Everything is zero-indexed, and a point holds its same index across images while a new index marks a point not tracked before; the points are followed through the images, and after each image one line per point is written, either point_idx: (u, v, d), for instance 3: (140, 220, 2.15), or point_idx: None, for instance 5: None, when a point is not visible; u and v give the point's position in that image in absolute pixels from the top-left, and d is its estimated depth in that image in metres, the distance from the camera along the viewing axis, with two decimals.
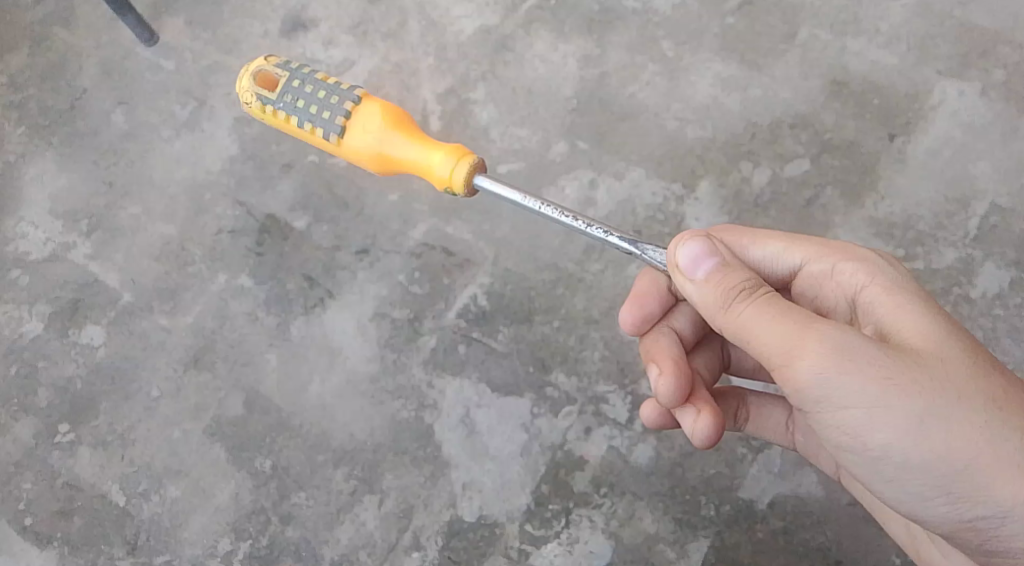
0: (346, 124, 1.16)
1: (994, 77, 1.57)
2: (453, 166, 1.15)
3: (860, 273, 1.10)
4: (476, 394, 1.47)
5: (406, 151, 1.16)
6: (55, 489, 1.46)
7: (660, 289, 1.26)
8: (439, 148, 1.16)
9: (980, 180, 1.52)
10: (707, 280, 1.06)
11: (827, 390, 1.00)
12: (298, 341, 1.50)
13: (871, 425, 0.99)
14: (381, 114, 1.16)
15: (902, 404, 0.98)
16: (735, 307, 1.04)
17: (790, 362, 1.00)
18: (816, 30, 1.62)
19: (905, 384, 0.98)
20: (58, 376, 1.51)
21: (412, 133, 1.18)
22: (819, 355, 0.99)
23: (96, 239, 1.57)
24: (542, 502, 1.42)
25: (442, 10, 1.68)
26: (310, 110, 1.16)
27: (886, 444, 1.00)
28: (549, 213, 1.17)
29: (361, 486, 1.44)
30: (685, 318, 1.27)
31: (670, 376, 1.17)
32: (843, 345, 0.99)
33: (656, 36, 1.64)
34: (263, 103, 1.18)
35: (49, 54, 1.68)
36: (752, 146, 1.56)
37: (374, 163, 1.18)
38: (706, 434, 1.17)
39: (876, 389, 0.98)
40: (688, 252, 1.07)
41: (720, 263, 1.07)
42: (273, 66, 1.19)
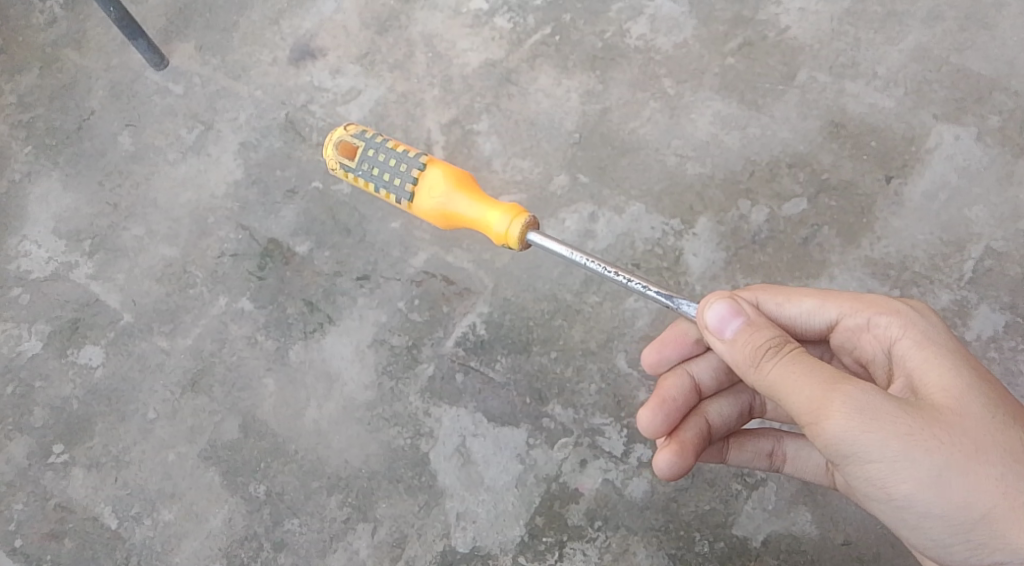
0: (415, 190, 1.27)
1: (990, 123, 1.59)
2: (510, 222, 1.24)
3: (894, 327, 1.14)
4: (472, 423, 1.47)
5: (467, 210, 1.26)
6: (48, 509, 1.45)
7: (684, 336, 1.32)
8: (496, 207, 1.25)
9: (976, 224, 1.54)
10: (734, 340, 1.13)
11: (852, 446, 1.05)
12: (296, 366, 1.51)
13: (895, 478, 1.05)
14: (445, 180, 1.26)
15: (924, 459, 1.03)
16: (764, 365, 1.10)
17: (816, 420, 1.06)
18: (815, 72, 1.65)
19: (927, 439, 1.04)
20: (54, 396, 1.50)
21: (473, 192, 1.27)
22: (844, 414, 1.04)
23: (97, 260, 1.57)
24: (537, 534, 1.42)
25: (447, 43, 1.70)
26: (384, 178, 1.28)
27: (908, 495, 1.05)
28: (594, 267, 1.26)
29: (355, 514, 1.43)
30: (708, 366, 1.32)
31: (646, 409, 1.30)
32: (868, 404, 1.04)
33: (659, 74, 1.66)
34: (345, 170, 1.30)
35: (57, 75, 1.69)
36: (750, 184, 1.58)
37: (440, 222, 1.29)
38: (664, 469, 1.27)
39: (899, 444, 1.04)
40: (715, 314, 1.14)
41: (746, 322, 1.13)
42: (351, 137, 1.30)
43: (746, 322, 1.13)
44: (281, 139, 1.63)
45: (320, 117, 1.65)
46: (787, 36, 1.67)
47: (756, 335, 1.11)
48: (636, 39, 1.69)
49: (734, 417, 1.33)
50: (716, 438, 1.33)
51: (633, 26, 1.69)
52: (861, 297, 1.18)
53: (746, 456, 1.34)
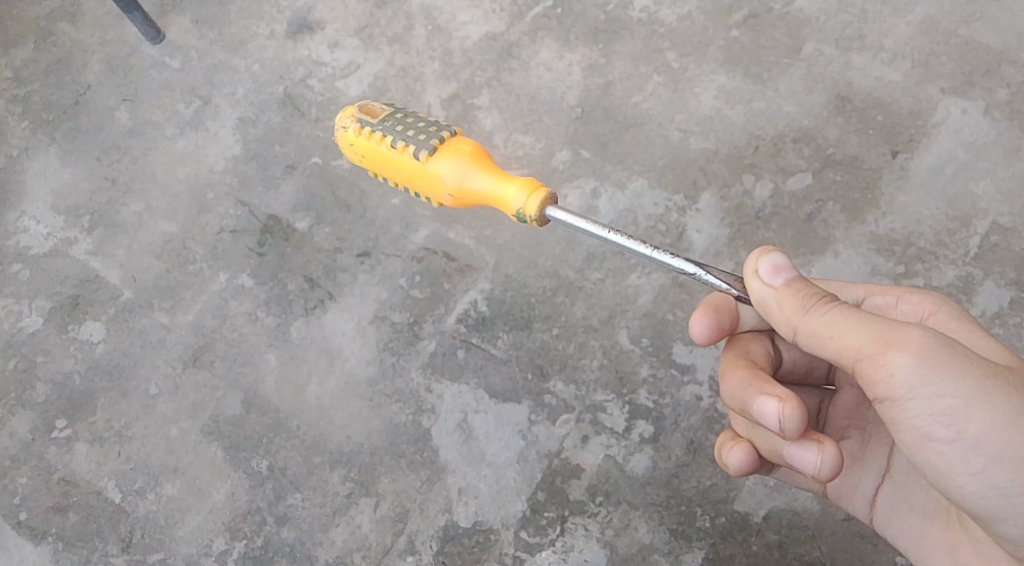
0: (438, 146, 1.21)
1: (997, 96, 1.57)
2: (527, 198, 1.18)
3: (927, 304, 1.16)
4: (474, 399, 1.47)
5: (481, 183, 1.20)
6: (51, 484, 1.45)
7: (727, 305, 1.21)
8: (515, 182, 1.19)
9: (982, 199, 1.52)
10: (785, 287, 1.07)
11: (922, 383, 0.98)
12: (298, 342, 1.50)
13: (966, 418, 0.98)
14: (472, 147, 1.21)
15: (998, 398, 0.97)
16: (819, 308, 1.04)
17: (884, 352, 0.99)
18: (821, 45, 1.63)
19: (1001, 380, 0.98)
20: (56, 371, 1.50)
21: (491, 170, 1.22)
22: (917, 346, 0.98)
23: (97, 235, 1.57)
24: (538, 509, 1.42)
25: (448, 16, 1.68)
26: (406, 133, 1.22)
27: (981, 436, 0.98)
28: (617, 239, 1.17)
29: (357, 489, 1.43)
30: (761, 349, 1.22)
31: (798, 400, 1.06)
32: (939, 339, 0.99)
33: (662, 47, 1.64)
34: (362, 126, 1.24)
35: (55, 50, 1.68)
36: (754, 159, 1.57)
37: (450, 190, 1.21)
38: (835, 463, 1.07)
39: (973, 382, 0.98)
40: (768, 261, 1.08)
41: (795, 275, 1.09)
42: (380, 104, 1.27)
43: (796, 271, 1.09)
44: (280, 113, 1.62)
45: (319, 91, 1.63)
46: (792, 8, 1.65)
47: (807, 285, 1.07)
48: (640, 12, 1.67)
49: None
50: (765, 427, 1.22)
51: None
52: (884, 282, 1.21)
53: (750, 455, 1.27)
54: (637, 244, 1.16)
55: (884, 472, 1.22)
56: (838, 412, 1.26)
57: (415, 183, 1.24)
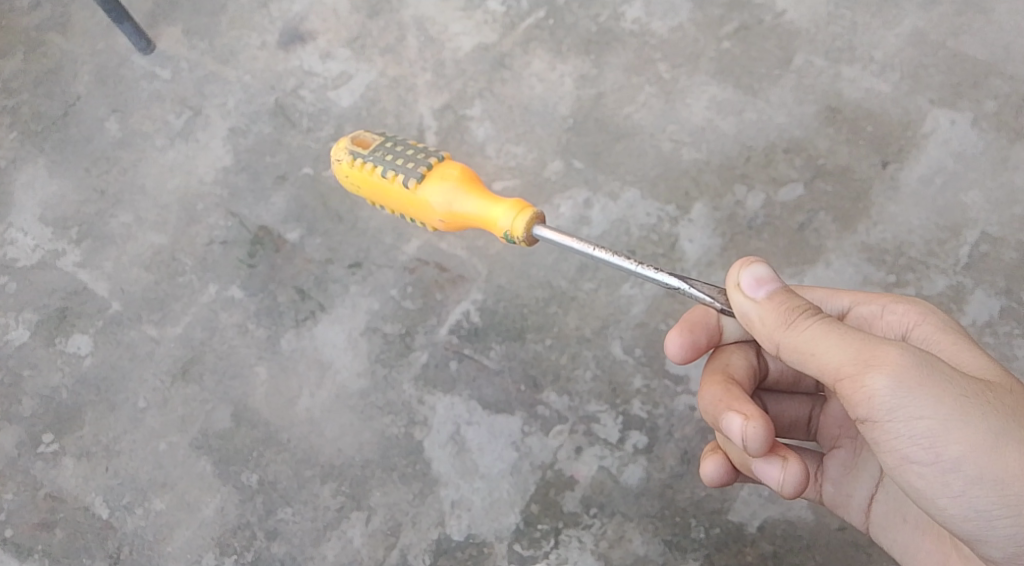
0: (426, 174, 1.23)
1: (986, 107, 1.58)
2: (515, 217, 1.19)
3: (913, 314, 1.15)
4: (466, 411, 1.46)
5: (469, 205, 1.22)
6: (37, 499, 1.43)
7: (707, 322, 1.23)
8: (502, 202, 1.21)
9: (972, 209, 1.53)
10: (767, 300, 1.07)
11: (901, 403, 0.98)
12: (289, 354, 1.49)
13: (946, 440, 0.97)
14: (460, 172, 1.24)
15: (978, 421, 0.97)
16: (801, 322, 1.04)
17: (864, 373, 0.99)
18: (811, 56, 1.63)
19: (982, 403, 0.97)
20: (42, 385, 1.48)
21: (480, 192, 1.24)
22: (895, 367, 0.98)
23: (85, 247, 1.55)
24: (532, 521, 1.40)
25: (440, 27, 1.68)
26: (395, 162, 1.25)
27: (961, 458, 0.97)
28: (603, 257, 1.19)
29: (348, 502, 1.42)
30: (742, 365, 1.23)
31: (761, 420, 1.08)
32: (918, 358, 0.98)
33: (653, 58, 1.65)
34: (354, 157, 1.27)
35: (43, 61, 1.67)
36: (746, 169, 1.57)
37: (441, 215, 1.24)
38: (798, 480, 1.10)
39: (953, 403, 0.97)
40: (750, 273, 1.08)
41: (778, 285, 1.08)
42: (371, 134, 1.30)
43: (778, 283, 1.08)
44: (271, 124, 1.61)
45: (310, 102, 1.62)
46: (782, 20, 1.66)
47: (789, 297, 1.06)
48: (631, 23, 1.67)
49: None
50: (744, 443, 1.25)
51: (628, 11, 1.68)
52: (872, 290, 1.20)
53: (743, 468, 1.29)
54: (623, 260, 1.18)
55: (877, 481, 1.21)
56: (829, 419, 1.27)
57: (408, 210, 1.27)
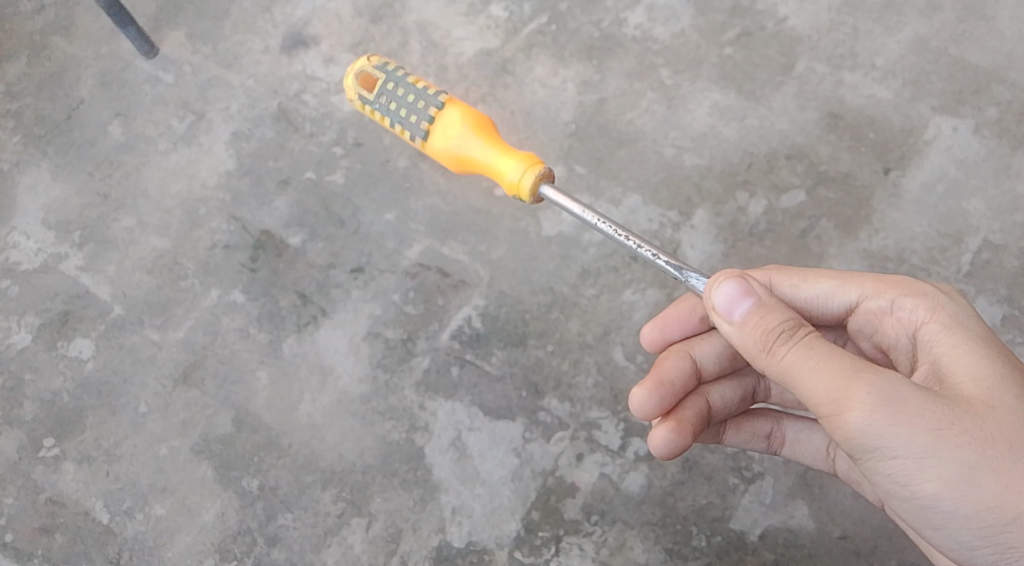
0: (431, 128, 1.27)
1: (988, 114, 1.58)
2: (523, 172, 1.25)
3: (920, 310, 1.13)
4: (468, 416, 1.45)
5: (479, 156, 1.27)
6: (38, 504, 1.43)
7: (688, 317, 1.31)
8: (511, 156, 1.26)
9: (973, 216, 1.53)
10: (744, 325, 1.09)
11: (876, 441, 1.02)
12: (290, 359, 1.49)
13: (921, 476, 1.02)
14: (465, 120, 1.26)
15: (952, 455, 1.01)
16: (779, 351, 1.06)
17: (839, 414, 1.03)
18: (813, 63, 1.63)
19: (957, 438, 1.01)
20: (44, 389, 1.48)
21: (488, 138, 1.28)
22: (868, 407, 1.01)
23: (88, 251, 1.55)
24: (533, 528, 1.41)
25: (442, 31, 1.67)
26: (400, 113, 1.27)
27: (935, 494, 1.03)
28: (606, 229, 1.26)
29: (349, 508, 1.42)
30: (711, 352, 1.30)
31: (641, 389, 1.27)
32: (892, 395, 1.01)
33: (656, 64, 1.64)
34: (364, 104, 1.30)
35: (46, 64, 1.66)
36: (748, 176, 1.57)
37: (453, 164, 1.30)
38: (660, 447, 1.26)
39: (928, 441, 1.01)
40: (725, 296, 1.09)
41: (756, 304, 1.09)
42: (373, 68, 1.29)
43: (755, 302, 1.09)
44: (274, 128, 1.61)
45: (313, 107, 1.62)
46: (785, 26, 1.66)
47: (767, 319, 1.07)
48: (634, 29, 1.66)
49: (735, 402, 1.33)
50: (717, 420, 1.33)
51: (630, 16, 1.67)
52: (882, 277, 1.18)
53: (743, 436, 1.36)
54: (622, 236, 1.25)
55: None
56: None
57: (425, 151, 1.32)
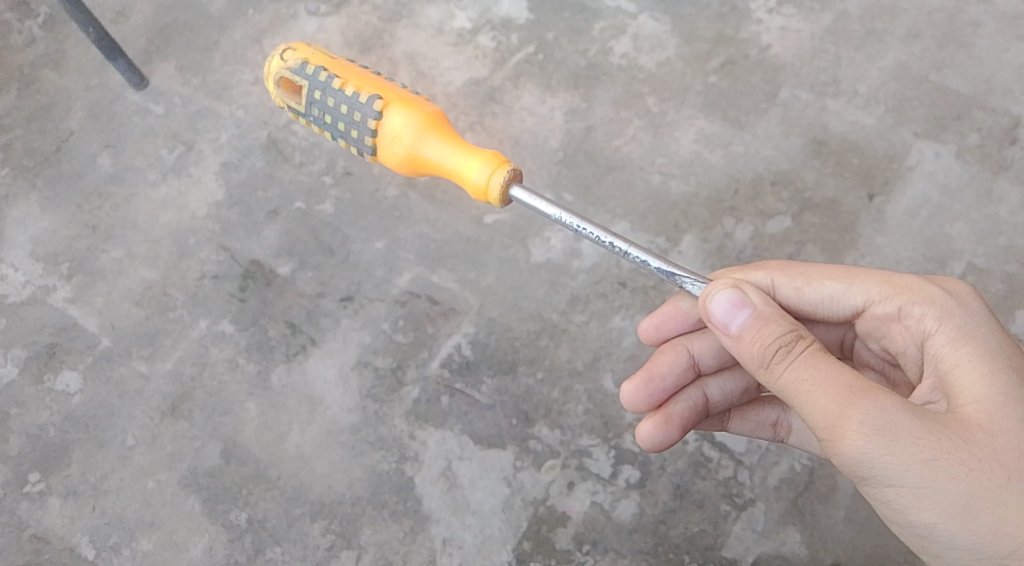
0: (376, 142, 1.20)
1: (969, 140, 1.60)
2: (491, 174, 1.18)
3: (928, 319, 1.12)
4: (458, 446, 1.45)
5: (439, 159, 1.20)
6: (23, 540, 1.41)
7: (685, 315, 1.29)
8: (474, 157, 1.19)
9: (957, 240, 1.54)
10: (742, 336, 1.10)
11: (872, 468, 1.02)
12: (279, 390, 1.48)
13: (917, 505, 1.02)
14: (410, 124, 1.18)
15: (948, 485, 1.00)
16: (775, 368, 1.07)
17: (834, 439, 1.03)
18: (797, 90, 1.65)
19: (953, 466, 1.00)
20: (30, 423, 1.47)
21: (445, 139, 1.20)
22: (862, 434, 1.01)
23: (75, 283, 1.54)
24: (525, 559, 1.40)
25: (430, 61, 1.68)
26: (339, 129, 1.21)
27: (931, 524, 1.02)
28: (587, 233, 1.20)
29: (339, 541, 1.41)
30: (710, 346, 1.29)
31: (630, 384, 1.29)
32: (887, 423, 1.01)
33: (642, 92, 1.65)
34: (298, 115, 1.24)
35: (36, 96, 1.66)
36: (734, 202, 1.58)
37: (410, 169, 1.23)
38: (644, 442, 1.30)
39: (922, 469, 1.01)
40: (722, 306, 1.11)
41: (754, 315, 1.10)
42: (293, 74, 1.21)
43: (751, 312, 1.10)
44: (263, 158, 1.61)
45: (302, 136, 1.62)
46: (768, 55, 1.68)
47: (765, 333, 1.08)
48: (620, 58, 1.68)
49: (737, 393, 1.32)
50: (717, 410, 1.33)
51: (616, 45, 1.69)
52: (891, 280, 1.16)
53: (747, 425, 1.36)
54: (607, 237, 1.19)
55: None
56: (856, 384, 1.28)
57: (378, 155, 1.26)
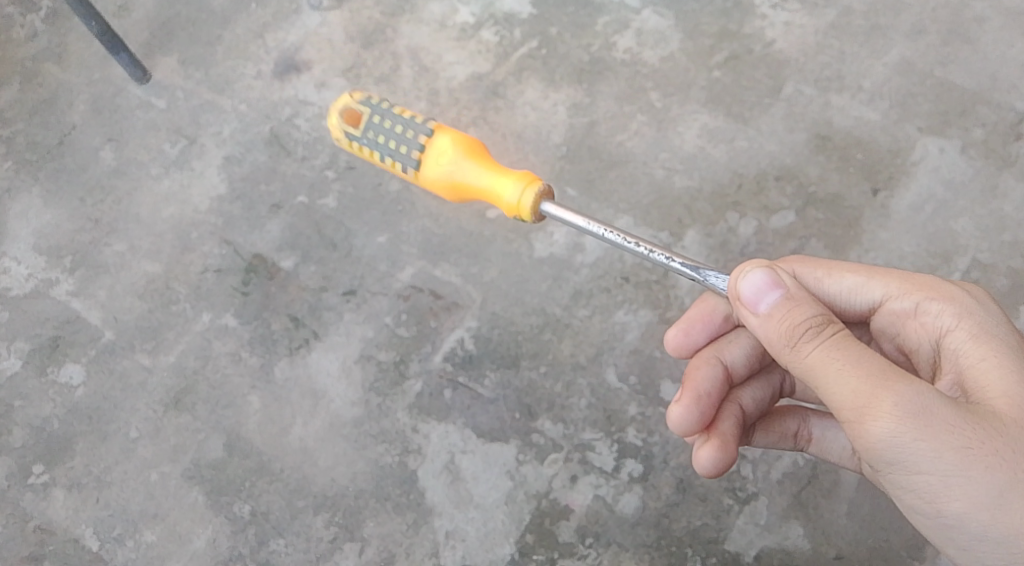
0: (421, 158, 1.18)
1: (973, 135, 1.60)
2: (523, 190, 1.16)
3: (947, 315, 1.11)
4: (461, 439, 1.45)
5: (476, 177, 1.18)
6: (27, 532, 1.42)
7: (711, 316, 1.29)
8: (509, 176, 1.17)
9: (961, 236, 1.54)
10: (770, 314, 1.08)
11: (901, 452, 1.01)
12: (282, 383, 1.48)
13: (946, 493, 1.01)
14: (455, 143, 1.18)
15: (980, 473, 0.99)
16: (804, 347, 1.05)
17: (863, 421, 1.02)
18: (801, 85, 1.65)
19: (985, 454, 0.99)
20: (33, 416, 1.47)
21: (486, 161, 1.19)
22: (893, 416, 1.00)
23: (79, 276, 1.54)
24: (527, 552, 1.40)
25: (434, 56, 1.68)
26: (389, 146, 1.18)
27: (960, 513, 1.01)
28: (612, 238, 1.20)
29: (342, 533, 1.41)
30: (740, 352, 1.28)
31: (680, 405, 1.23)
32: (920, 407, 1.00)
33: (645, 87, 1.65)
34: (350, 140, 1.20)
35: (39, 90, 1.67)
36: (738, 197, 1.58)
37: (449, 194, 1.20)
38: (708, 466, 1.23)
39: (954, 456, 1.00)
40: (753, 284, 1.09)
41: (784, 295, 1.08)
42: (356, 102, 1.20)
43: (780, 292, 1.09)
44: (266, 152, 1.61)
45: (305, 131, 1.62)
46: (772, 49, 1.67)
47: (794, 312, 1.07)
48: (623, 53, 1.68)
49: (765, 401, 1.30)
50: (749, 423, 1.30)
51: (619, 40, 1.69)
52: (910, 278, 1.15)
53: (769, 437, 1.32)
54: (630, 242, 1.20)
55: None
56: None
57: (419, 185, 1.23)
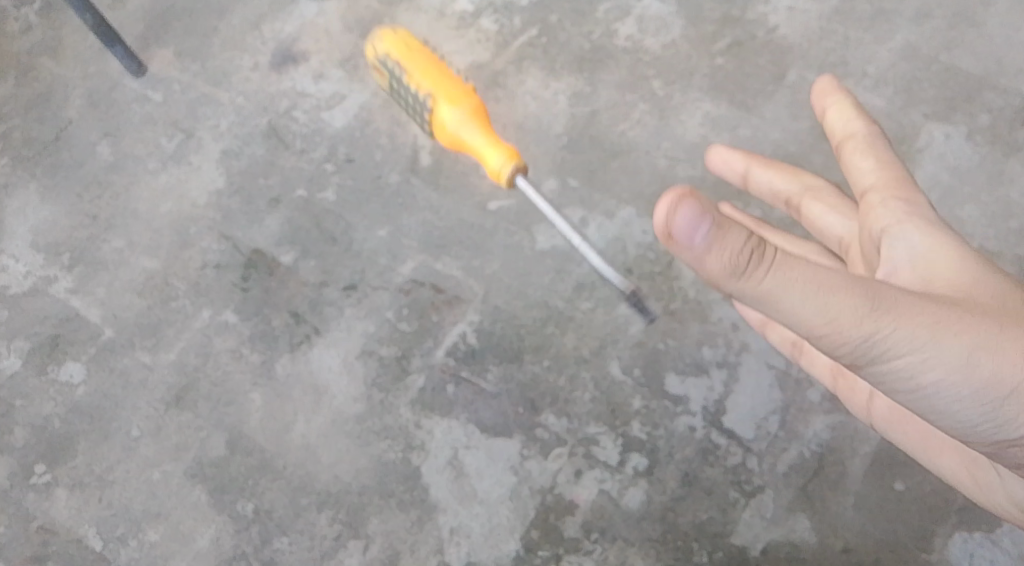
0: (433, 113, 1.44)
1: (980, 121, 1.58)
2: (503, 162, 1.39)
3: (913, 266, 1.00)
4: (465, 435, 1.44)
5: (472, 137, 1.41)
6: (30, 532, 1.41)
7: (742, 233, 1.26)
8: (499, 148, 1.40)
9: (968, 224, 1.52)
10: (710, 247, 0.95)
11: (844, 329, 0.98)
12: (284, 380, 1.47)
13: (922, 366, 1.00)
14: (469, 107, 1.42)
15: (946, 338, 0.99)
16: (751, 276, 0.96)
17: (831, 323, 0.97)
18: (805, 72, 1.62)
19: (939, 321, 0.99)
20: (35, 414, 1.46)
21: (484, 125, 1.42)
22: (844, 299, 0.97)
23: (77, 273, 1.53)
24: (532, 548, 1.39)
25: (432, 45, 1.66)
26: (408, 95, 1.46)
27: (938, 380, 1.01)
28: None
29: (346, 530, 1.40)
30: None
31: None
32: (836, 281, 0.97)
33: (647, 75, 1.63)
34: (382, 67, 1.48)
35: (34, 84, 1.65)
36: (742, 186, 1.56)
37: (449, 143, 1.45)
38: None
39: (919, 325, 0.98)
40: (687, 219, 0.94)
41: (717, 224, 0.95)
42: (382, 58, 1.48)
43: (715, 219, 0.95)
44: (264, 145, 1.59)
45: (303, 123, 1.60)
46: (775, 35, 1.65)
47: (731, 238, 0.95)
48: (624, 40, 1.66)
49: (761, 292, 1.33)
50: None
51: (621, 27, 1.66)
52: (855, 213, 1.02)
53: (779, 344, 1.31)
54: None
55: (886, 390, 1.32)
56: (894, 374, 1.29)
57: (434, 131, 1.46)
